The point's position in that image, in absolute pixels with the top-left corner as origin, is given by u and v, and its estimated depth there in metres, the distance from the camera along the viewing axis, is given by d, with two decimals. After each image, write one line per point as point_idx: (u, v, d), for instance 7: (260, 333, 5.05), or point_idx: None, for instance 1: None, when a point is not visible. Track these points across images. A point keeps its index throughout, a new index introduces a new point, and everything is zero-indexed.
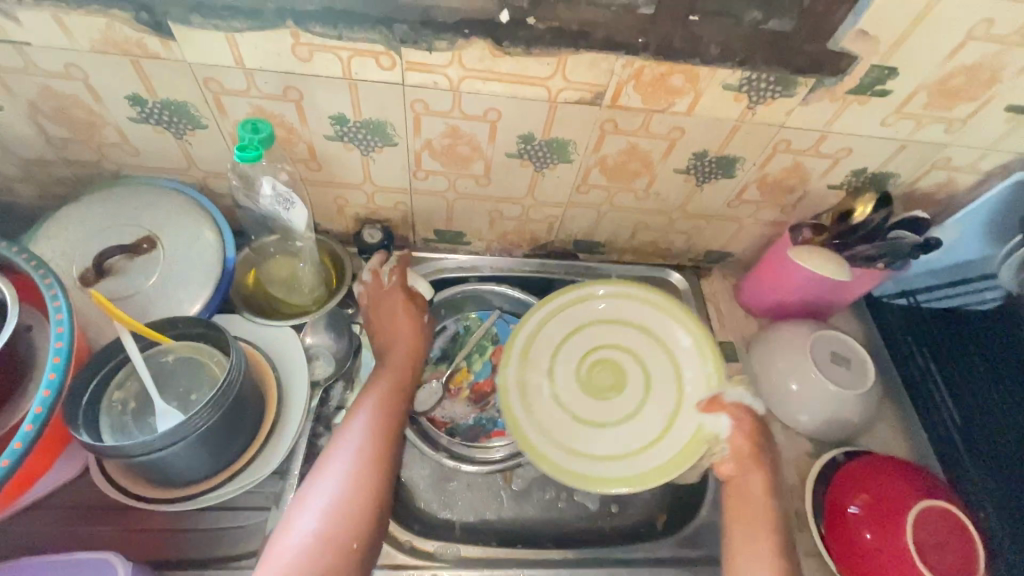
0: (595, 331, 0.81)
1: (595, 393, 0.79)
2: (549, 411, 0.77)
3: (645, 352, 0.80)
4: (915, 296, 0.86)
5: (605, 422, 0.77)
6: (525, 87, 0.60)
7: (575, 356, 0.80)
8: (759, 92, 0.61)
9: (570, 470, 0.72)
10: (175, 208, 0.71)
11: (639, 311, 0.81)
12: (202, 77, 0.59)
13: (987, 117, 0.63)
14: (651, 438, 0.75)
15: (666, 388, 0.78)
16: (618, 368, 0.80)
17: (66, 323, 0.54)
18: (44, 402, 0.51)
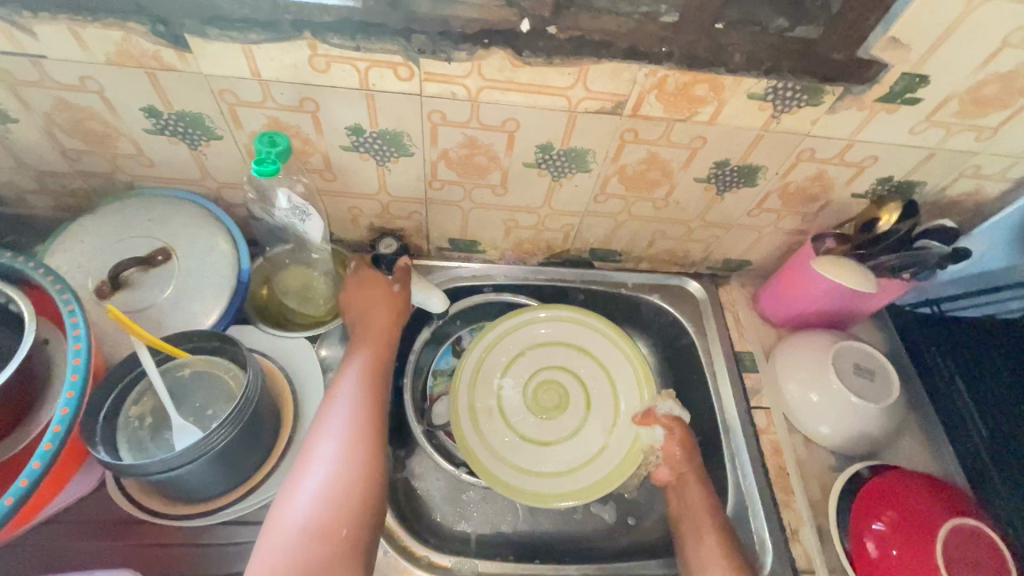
0: (545, 352, 0.85)
1: (540, 412, 0.82)
2: (497, 431, 0.79)
3: (587, 371, 0.84)
4: (939, 305, 0.86)
5: (551, 441, 0.80)
6: (544, 97, 0.59)
7: (521, 379, 0.83)
8: (785, 101, 0.59)
9: (526, 492, 0.75)
10: (190, 220, 0.70)
11: (583, 334, 0.85)
12: (218, 89, 0.58)
13: (1020, 125, 0.61)
14: (591, 455, 0.79)
15: (605, 405, 0.82)
16: (562, 388, 0.83)
17: (83, 340, 0.54)
18: (63, 420, 0.51)
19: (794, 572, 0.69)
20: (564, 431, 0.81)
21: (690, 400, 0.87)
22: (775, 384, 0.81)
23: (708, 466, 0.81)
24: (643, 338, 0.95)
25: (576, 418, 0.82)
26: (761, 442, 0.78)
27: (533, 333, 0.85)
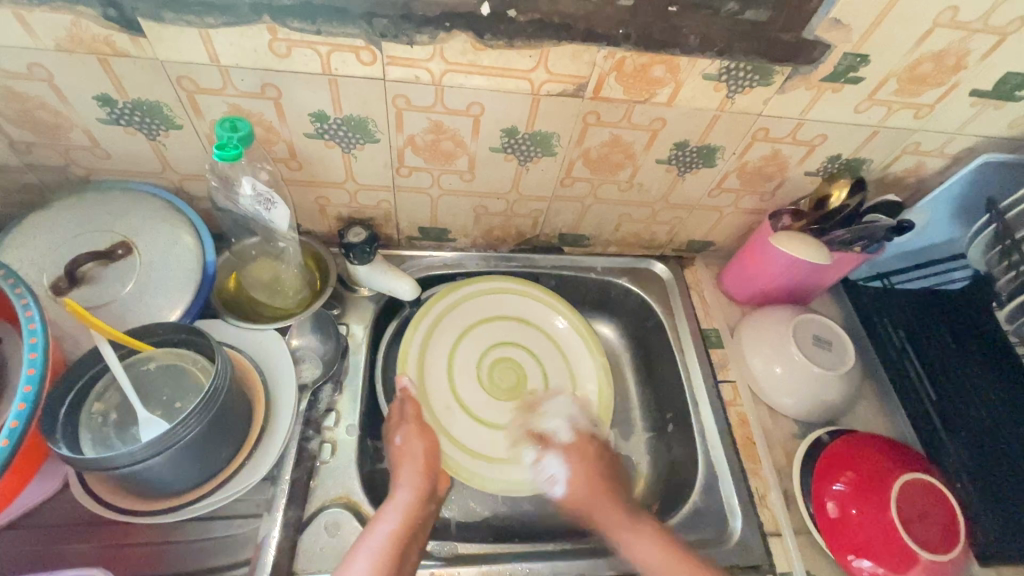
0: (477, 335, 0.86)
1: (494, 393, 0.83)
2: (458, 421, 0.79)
3: (534, 344, 0.88)
4: (889, 279, 0.91)
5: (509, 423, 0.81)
6: (507, 80, 0.60)
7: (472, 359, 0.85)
8: (738, 81, 0.62)
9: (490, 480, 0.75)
10: (152, 212, 0.69)
11: (531, 312, 0.89)
12: (175, 75, 0.57)
13: (953, 102, 0.66)
14: None
15: (564, 378, 0.86)
16: (515, 368, 0.86)
17: (40, 333, 0.52)
18: (21, 416, 0.49)
19: (763, 535, 0.72)
20: (519, 410, 0.83)
21: (661, 378, 0.89)
22: (740, 358, 0.84)
23: (680, 441, 0.83)
24: (614, 320, 0.97)
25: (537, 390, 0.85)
26: (728, 414, 0.81)
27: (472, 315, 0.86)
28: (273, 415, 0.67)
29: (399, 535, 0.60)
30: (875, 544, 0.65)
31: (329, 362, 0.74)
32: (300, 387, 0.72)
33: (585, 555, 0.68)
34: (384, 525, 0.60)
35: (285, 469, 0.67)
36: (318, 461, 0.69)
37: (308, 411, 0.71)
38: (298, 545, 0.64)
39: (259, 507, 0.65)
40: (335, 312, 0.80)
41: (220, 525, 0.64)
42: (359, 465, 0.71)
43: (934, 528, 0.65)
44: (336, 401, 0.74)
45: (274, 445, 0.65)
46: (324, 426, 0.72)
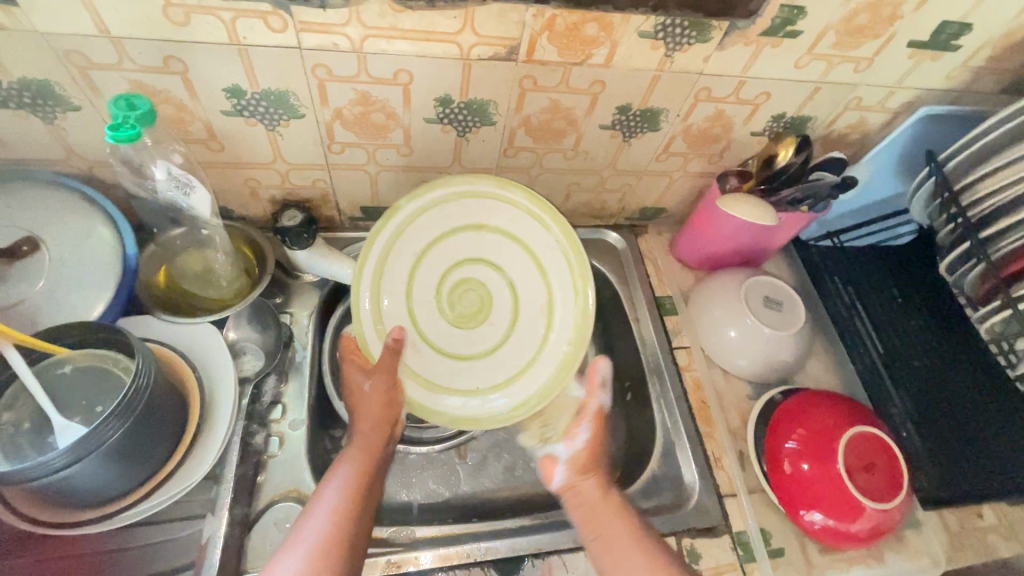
0: (457, 245, 0.72)
1: (462, 324, 0.73)
2: (432, 322, 0.72)
3: (501, 258, 0.74)
4: (839, 237, 0.91)
5: (465, 354, 0.73)
6: (433, 45, 0.57)
7: (428, 270, 0.71)
8: (675, 38, 0.60)
9: (445, 416, 0.69)
10: (61, 204, 0.63)
11: (486, 213, 0.72)
12: (62, 50, 0.52)
13: (891, 54, 0.65)
14: (498, 339, 0.73)
15: (506, 309, 0.74)
16: (478, 291, 0.73)
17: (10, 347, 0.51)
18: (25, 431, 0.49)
19: (719, 496, 0.73)
20: (492, 336, 0.73)
21: (618, 348, 0.89)
22: (693, 324, 0.84)
23: (639, 409, 0.83)
24: None
25: (501, 321, 0.74)
26: (684, 379, 0.81)
27: (432, 230, 0.71)
28: (212, 411, 0.64)
29: (346, 510, 0.57)
30: (825, 498, 0.67)
31: (271, 352, 0.71)
32: (241, 381, 0.68)
33: (544, 529, 0.67)
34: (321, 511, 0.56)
35: (228, 467, 0.63)
36: (265, 456, 0.67)
37: (251, 405, 0.68)
38: (246, 543, 0.62)
39: (202, 507, 0.62)
40: (277, 301, 0.77)
41: (162, 529, 0.61)
42: (310, 457, 0.69)
43: (879, 477, 0.67)
44: (282, 392, 0.71)
45: (215, 444, 0.62)
46: (270, 419, 0.69)
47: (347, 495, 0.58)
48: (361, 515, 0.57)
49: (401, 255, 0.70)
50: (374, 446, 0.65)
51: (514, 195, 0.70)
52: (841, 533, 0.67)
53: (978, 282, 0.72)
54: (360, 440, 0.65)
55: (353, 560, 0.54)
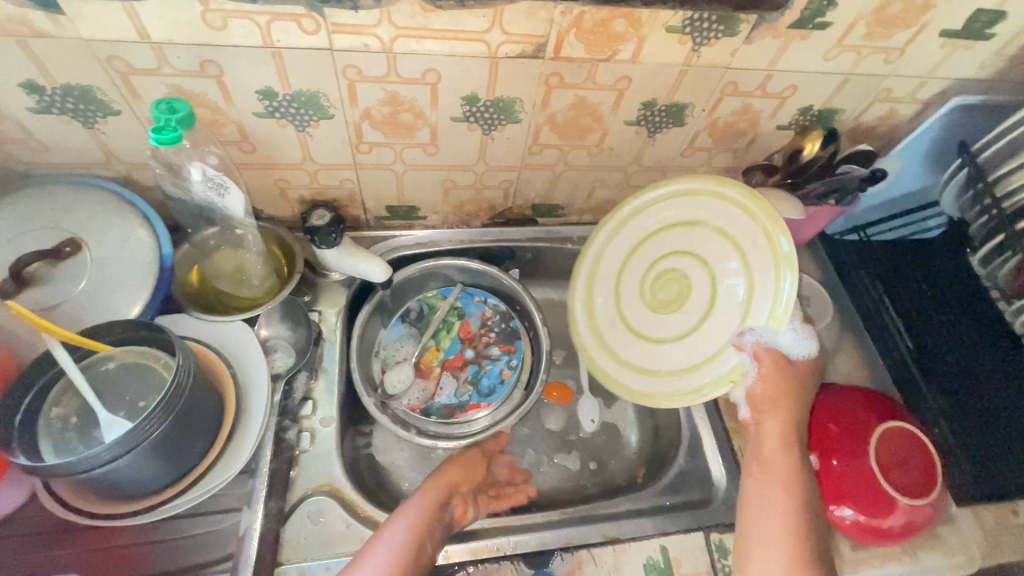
0: (665, 238, 0.76)
1: (661, 309, 0.76)
2: (630, 304, 0.78)
3: (713, 256, 0.72)
4: (865, 231, 0.91)
5: (663, 338, 0.75)
6: (462, 44, 0.57)
7: (639, 265, 0.78)
8: (703, 33, 0.60)
9: (620, 385, 0.76)
10: (100, 206, 0.65)
11: (704, 211, 0.72)
12: (105, 56, 0.54)
13: (922, 44, 0.64)
14: (688, 330, 0.73)
15: (701, 294, 0.72)
16: (683, 280, 0.74)
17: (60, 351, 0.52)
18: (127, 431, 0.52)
19: None
20: (685, 323, 0.73)
21: None
22: None
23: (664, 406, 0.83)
24: None
25: (698, 309, 0.73)
26: None
27: (636, 233, 0.78)
28: (246, 407, 0.65)
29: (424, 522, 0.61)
30: (857, 494, 0.66)
31: (302, 349, 0.72)
32: (274, 377, 0.70)
33: (573, 524, 0.68)
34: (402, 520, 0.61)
35: (263, 461, 0.65)
36: (297, 451, 0.68)
37: (283, 401, 0.70)
38: (281, 536, 0.63)
39: (239, 501, 0.64)
40: (305, 299, 0.79)
41: (201, 522, 0.63)
42: (341, 452, 0.70)
43: (912, 473, 0.66)
44: (312, 389, 0.73)
45: (250, 439, 0.63)
46: (301, 415, 0.70)
47: (427, 510, 0.63)
48: (411, 559, 0.57)
49: (612, 256, 0.80)
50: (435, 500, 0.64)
51: (729, 191, 0.69)
52: (873, 530, 0.66)
53: (1012, 275, 0.70)
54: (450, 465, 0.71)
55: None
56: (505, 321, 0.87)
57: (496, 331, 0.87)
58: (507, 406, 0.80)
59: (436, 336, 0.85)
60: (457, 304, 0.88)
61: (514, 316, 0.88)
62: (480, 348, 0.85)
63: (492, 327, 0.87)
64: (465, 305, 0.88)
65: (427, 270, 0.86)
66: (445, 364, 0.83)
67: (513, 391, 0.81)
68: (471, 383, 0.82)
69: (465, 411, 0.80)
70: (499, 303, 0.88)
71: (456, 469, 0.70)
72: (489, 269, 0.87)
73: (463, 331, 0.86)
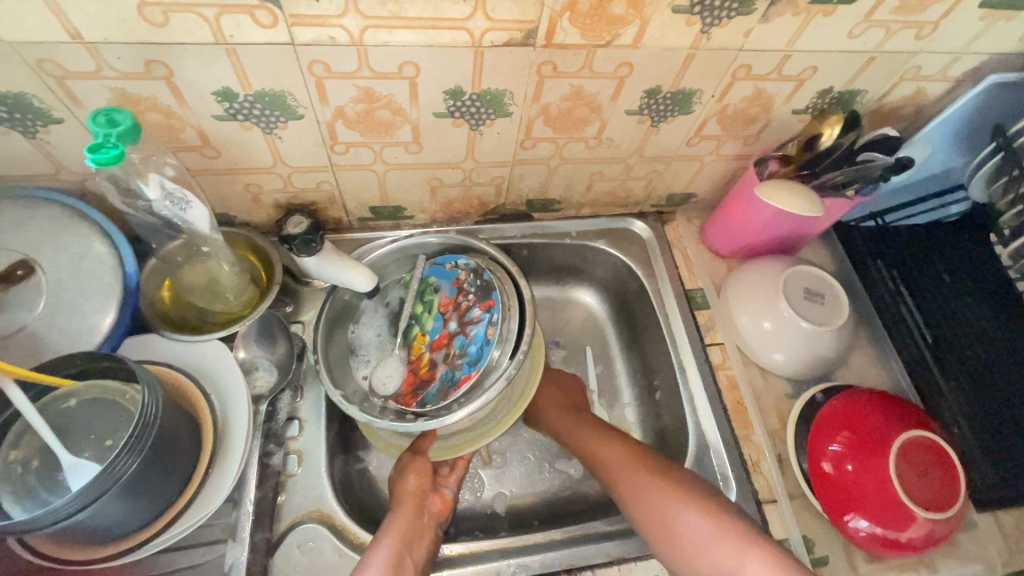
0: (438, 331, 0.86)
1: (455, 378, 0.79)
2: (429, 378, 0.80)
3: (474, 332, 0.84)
4: (883, 217, 0.85)
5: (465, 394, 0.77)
6: (441, 33, 0.50)
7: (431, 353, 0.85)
8: (713, 11, 0.53)
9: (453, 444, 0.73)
10: (53, 223, 0.60)
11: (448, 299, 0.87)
12: (34, 59, 0.47)
13: (960, 16, 0.57)
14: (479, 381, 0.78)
15: None
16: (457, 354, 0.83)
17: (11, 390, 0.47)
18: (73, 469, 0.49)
19: (758, 504, 0.69)
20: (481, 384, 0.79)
21: (646, 344, 0.85)
22: (727, 318, 0.79)
23: (669, 410, 0.80)
24: (594, 285, 0.91)
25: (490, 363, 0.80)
26: (718, 378, 0.77)
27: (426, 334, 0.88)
28: (227, 435, 0.61)
29: (404, 547, 0.59)
30: (872, 504, 0.63)
31: (284, 366, 0.68)
32: (256, 399, 0.65)
33: (576, 543, 0.65)
34: (380, 552, 0.58)
35: (247, 490, 0.61)
36: (283, 475, 0.65)
37: (267, 423, 0.66)
38: (270, 568, 0.60)
39: (224, 531, 0.61)
40: (287, 309, 0.74)
41: (184, 556, 0.59)
42: (330, 473, 0.67)
43: (933, 485, 0.62)
44: (298, 408, 0.69)
45: (231, 468, 0.60)
46: (287, 438, 0.67)
47: (401, 534, 0.60)
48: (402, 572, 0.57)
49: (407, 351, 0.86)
50: (405, 522, 0.62)
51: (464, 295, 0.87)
52: (890, 543, 0.63)
53: None
54: (403, 478, 0.68)
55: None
56: (479, 276, 0.73)
57: (473, 291, 0.73)
58: (498, 372, 0.67)
59: (418, 321, 0.74)
60: (429, 277, 0.76)
61: (487, 268, 0.73)
62: (463, 316, 0.72)
63: (468, 288, 0.73)
64: (438, 275, 0.75)
65: (403, 249, 0.77)
66: (433, 346, 0.72)
67: (499, 356, 0.68)
68: (460, 357, 0.70)
69: (459, 389, 0.67)
70: (470, 260, 0.75)
71: (415, 479, 0.67)
72: (472, 241, 0.76)
73: (443, 306, 0.74)
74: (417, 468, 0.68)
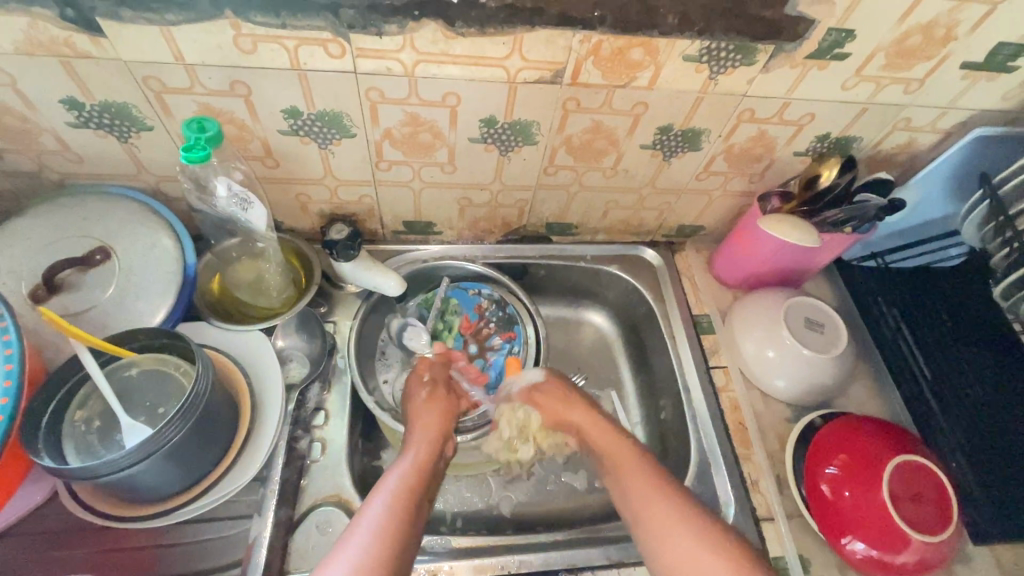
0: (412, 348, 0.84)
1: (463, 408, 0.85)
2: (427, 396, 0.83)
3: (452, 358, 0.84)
4: (884, 258, 0.89)
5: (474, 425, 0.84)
6: (482, 69, 0.59)
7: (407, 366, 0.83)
8: (720, 61, 0.60)
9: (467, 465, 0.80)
10: (129, 217, 0.68)
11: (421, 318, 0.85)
12: (140, 75, 0.56)
13: (943, 75, 0.64)
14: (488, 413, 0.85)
15: None
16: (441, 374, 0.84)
17: (16, 344, 0.51)
18: (6, 410, 0.49)
19: (756, 521, 0.72)
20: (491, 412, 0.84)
21: (653, 365, 0.89)
22: (731, 343, 0.83)
23: (674, 428, 0.83)
24: (605, 309, 0.96)
25: None
26: (720, 400, 0.80)
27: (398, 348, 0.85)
28: (261, 418, 0.67)
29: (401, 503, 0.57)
30: (868, 526, 0.65)
31: (316, 359, 0.74)
32: (288, 387, 0.71)
33: (578, 546, 0.68)
34: (373, 509, 0.56)
35: (274, 469, 0.66)
36: (308, 460, 0.69)
37: (297, 411, 0.71)
38: (289, 544, 0.64)
39: (249, 507, 0.65)
40: (322, 309, 0.81)
41: (212, 527, 0.64)
42: (349, 463, 0.71)
43: (927, 508, 0.65)
44: (325, 400, 0.74)
45: (263, 447, 0.65)
46: (314, 425, 0.72)
47: (401, 490, 0.59)
48: (416, 511, 0.58)
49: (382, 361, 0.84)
50: (425, 458, 0.64)
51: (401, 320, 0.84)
52: (885, 565, 0.64)
53: None
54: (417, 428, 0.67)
55: (409, 554, 0.54)
56: (502, 308, 0.84)
57: (494, 320, 0.83)
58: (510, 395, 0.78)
59: (439, 337, 0.83)
60: (451, 300, 0.85)
61: (509, 302, 0.83)
62: (483, 342, 0.83)
63: (490, 317, 0.83)
64: (461, 300, 0.85)
65: (432, 269, 0.85)
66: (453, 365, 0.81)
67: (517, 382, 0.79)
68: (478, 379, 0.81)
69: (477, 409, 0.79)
70: (493, 291, 0.84)
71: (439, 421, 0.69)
72: (491, 272, 0.84)
73: (463, 327, 0.84)
74: (440, 408, 0.71)
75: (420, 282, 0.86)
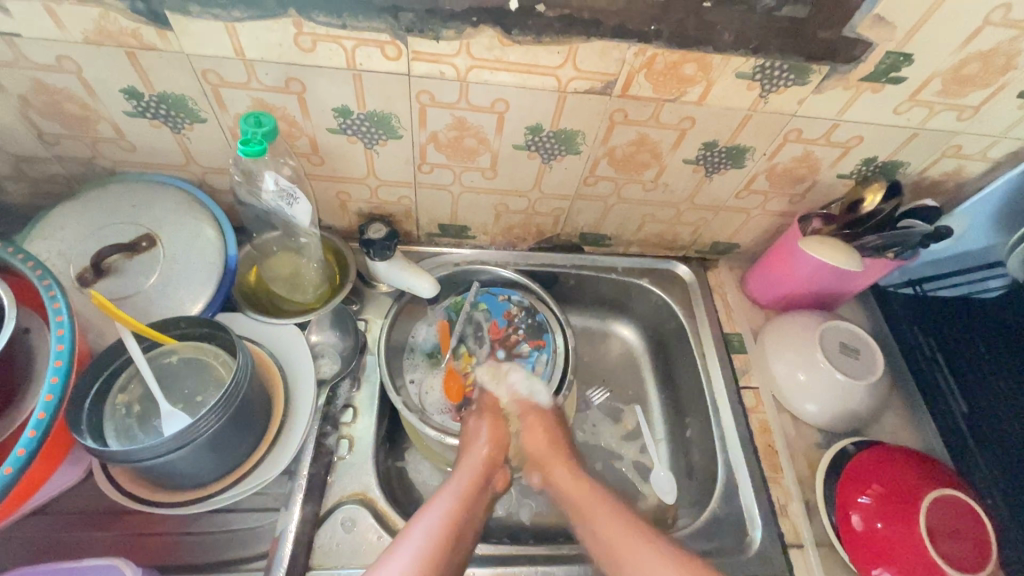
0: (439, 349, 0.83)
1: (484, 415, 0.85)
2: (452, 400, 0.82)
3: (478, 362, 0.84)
4: (921, 286, 0.86)
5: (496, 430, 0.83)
6: (533, 77, 0.59)
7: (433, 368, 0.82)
8: (772, 80, 0.60)
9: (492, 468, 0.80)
10: (176, 206, 0.69)
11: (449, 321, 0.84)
12: (200, 69, 0.57)
13: (999, 104, 0.63)
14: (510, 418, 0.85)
15: None
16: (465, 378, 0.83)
17: (67, 326, 0.52)
18: (54, 391, 0.50)
19: (783, 546, 0.71)
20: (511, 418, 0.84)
21: (680, 382, 0.88)
22: (762, 364, 0.82)
23: (699, 447, 0.82)
24: (633, 322, 0.96)
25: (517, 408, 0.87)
26: (750, 421, 0.79)
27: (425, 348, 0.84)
28: (291, 413, 0.67)
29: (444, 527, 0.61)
30: (901, 559, 0.63)
31: (347, 357, 0.74)
32: (319, 382, 0.72)
33: None
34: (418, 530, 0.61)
35: (303, 464, 0.67)
36: (335, 457, 0.70)
37: (326, 406, 0.72)
38: (314, 541, 0.64)
39: (276, 501, 0.66)
40: (354, 307, 0.81)
41: (239, 519, 0.64)
42: (375, 461, 0.71)
43: (964, 546, 0.63)
44: (354, 397, 0.74)
45: (292, 443, 0.65)
46: (341, 422, 0.72)
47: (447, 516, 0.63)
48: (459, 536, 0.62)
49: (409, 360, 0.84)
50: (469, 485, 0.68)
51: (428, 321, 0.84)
52: None
53: None
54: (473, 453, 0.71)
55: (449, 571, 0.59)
56: (531, 315, 0.83)
57: (524, 327, 0.82)
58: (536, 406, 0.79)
59: (467, 341, 0.83)
60: (480, 304, 0.84)
61: (540, 309, 0.83)
62: (511, 348, 0.81)
63: (519, 324, 0.82)
64: (490, 305, 0.84)
65: (463, 273, 0.85)
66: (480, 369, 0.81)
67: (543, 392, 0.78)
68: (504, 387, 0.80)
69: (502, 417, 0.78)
70: (523, 297, 0.84)
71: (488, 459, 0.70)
72: (524, 279, 0.84)
73: (493, 333, 0.82)
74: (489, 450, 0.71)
75: (451, 285, 0.86)
